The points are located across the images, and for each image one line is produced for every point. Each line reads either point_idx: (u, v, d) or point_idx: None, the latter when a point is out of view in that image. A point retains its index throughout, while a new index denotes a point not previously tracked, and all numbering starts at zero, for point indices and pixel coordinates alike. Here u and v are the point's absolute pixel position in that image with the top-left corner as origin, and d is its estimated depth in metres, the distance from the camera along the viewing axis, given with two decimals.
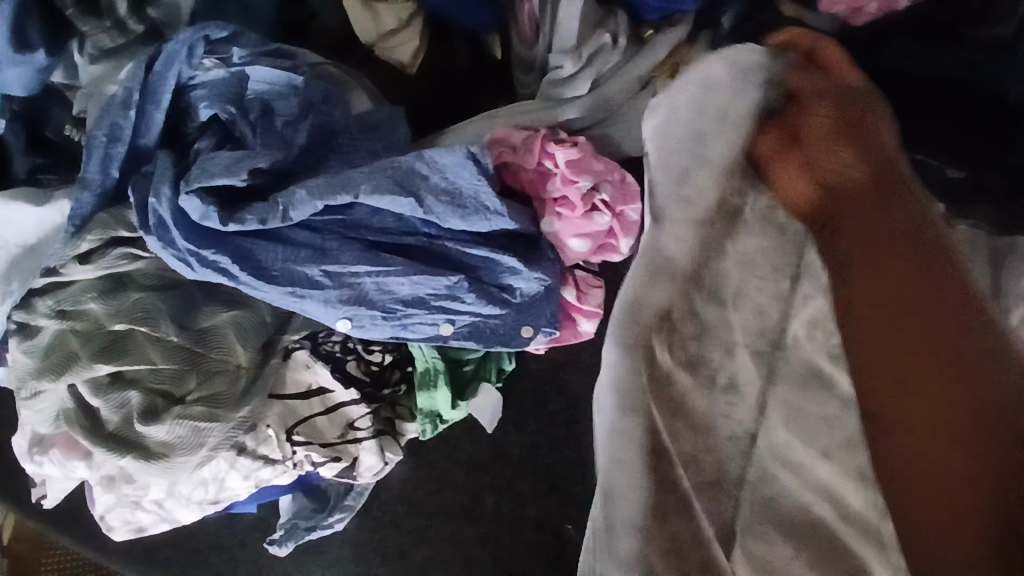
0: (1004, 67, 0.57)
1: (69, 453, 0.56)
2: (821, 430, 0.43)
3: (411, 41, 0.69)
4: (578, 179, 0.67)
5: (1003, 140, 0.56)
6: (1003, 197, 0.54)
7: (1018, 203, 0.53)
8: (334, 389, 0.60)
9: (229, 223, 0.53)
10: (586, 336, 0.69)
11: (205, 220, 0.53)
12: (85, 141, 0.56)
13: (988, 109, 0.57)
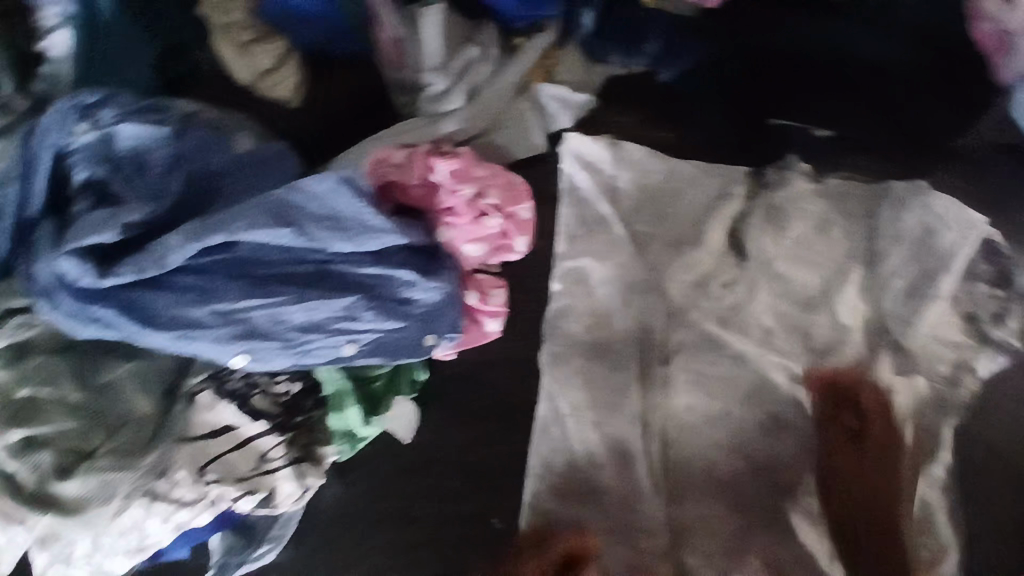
0: (844, 40, 0.79)
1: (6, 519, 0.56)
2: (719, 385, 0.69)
3: (287, 76, 0.75)
4: (461, 187, 0.71)
5: (866, 102, 0.77)
6: (864, 147, 0.76)
7: (876, 148, 0.76)
8: (241, 424, 0.63)
9: (106, 276, 0.55)
10: (494, 335, 0.72)
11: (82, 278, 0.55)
12: None
13: (847, 70, 0.78)
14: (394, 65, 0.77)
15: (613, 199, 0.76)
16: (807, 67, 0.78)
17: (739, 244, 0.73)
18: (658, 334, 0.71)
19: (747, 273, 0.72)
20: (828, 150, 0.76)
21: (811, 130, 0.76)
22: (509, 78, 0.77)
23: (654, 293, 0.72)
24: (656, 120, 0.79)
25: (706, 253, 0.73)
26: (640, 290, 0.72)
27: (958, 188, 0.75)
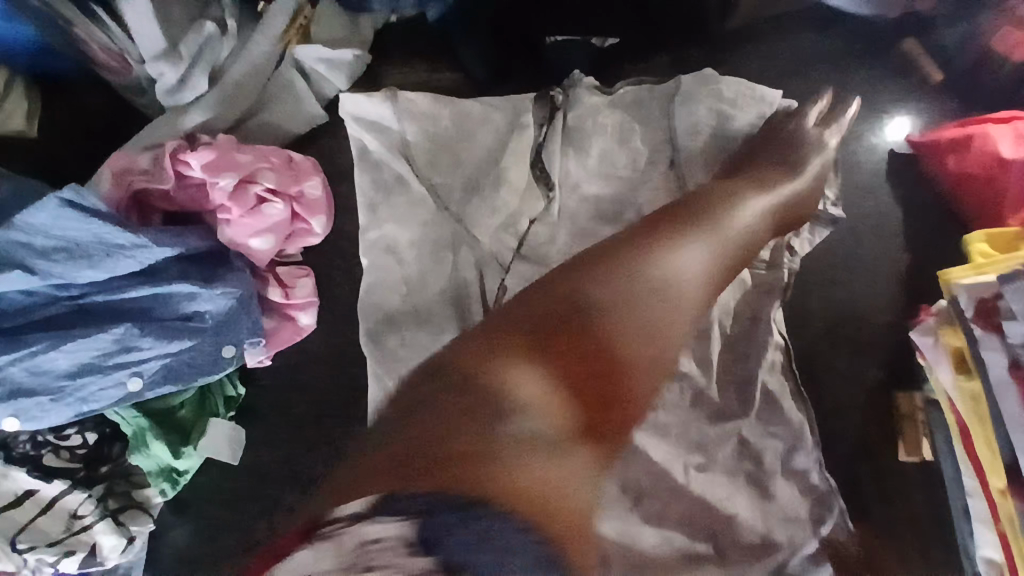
0: None
1: None
2: None
3: (21, 107, 0.69)
4: (220, 178, 0.64)
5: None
6: (646, 45, 0.72)
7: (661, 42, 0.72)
8: (40, 487, 0.58)
9: None
10: (308, 328, 0.68)
11: None
12: None
13: None
14: (121, 71, 0.68)
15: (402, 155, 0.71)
16: None
17: (541, 175, 0.70)
18: (476, 288, 0.68)
19: (555, 202, 0.69)
20: (609, 59, 0.73)
21: (590, 40, 0.71)
22: (258, 52, 0.70)
23: (465, 246, 0.69)
24: (431, 64, 0.75)
25: (509, 192, 0.69)
26: (450, 246, 0.69)
27: (747, 68, 0.72)
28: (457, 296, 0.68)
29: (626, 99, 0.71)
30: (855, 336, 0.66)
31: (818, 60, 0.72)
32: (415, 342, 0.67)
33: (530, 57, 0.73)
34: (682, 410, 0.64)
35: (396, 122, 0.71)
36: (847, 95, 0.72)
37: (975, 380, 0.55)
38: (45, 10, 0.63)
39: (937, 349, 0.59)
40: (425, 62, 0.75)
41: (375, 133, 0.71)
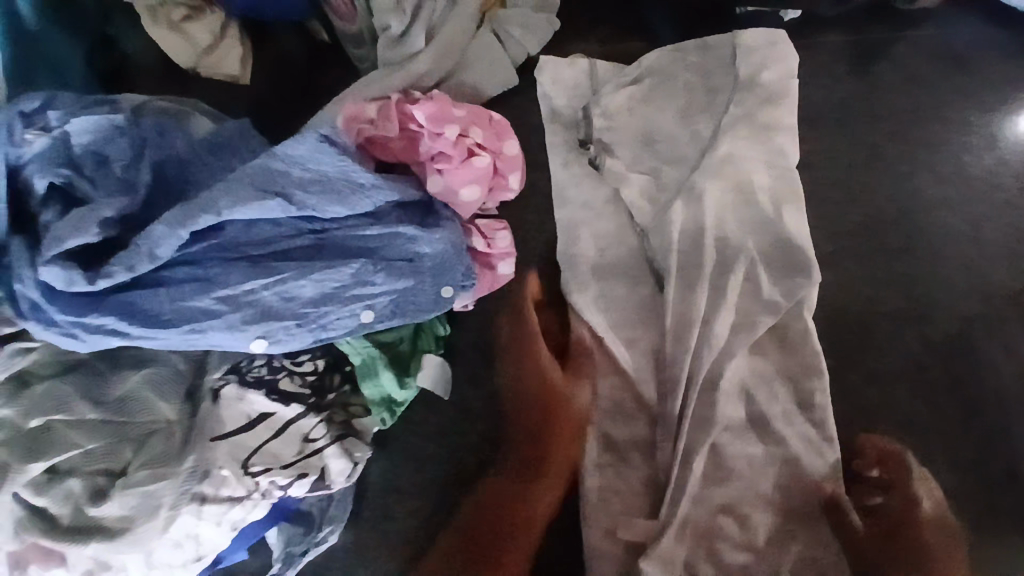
0: None
1: (46, 566, 0.51)
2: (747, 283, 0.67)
3: (234, 50, 0.70)
4: (444, 129, 0.67)
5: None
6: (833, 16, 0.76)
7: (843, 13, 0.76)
8: (277, 410, 0.58)
9: (96, 280, 0.49)
10: (507, 278, 0.70)
11: (72, 283, 0.49)
12: None
13: None
14: (345, 19, 0.70)
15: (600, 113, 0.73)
16: None
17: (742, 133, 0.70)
18: (679, 248, 0.68)
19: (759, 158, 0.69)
20: (800, 30, 0.76)
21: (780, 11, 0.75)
22: (467, 13, 0.73)
23: (666, 199, 0.70)
24: (619, 35, 0.78)
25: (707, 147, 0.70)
26: (646, 203, 0.70)
27: (926, 46, 0.76)
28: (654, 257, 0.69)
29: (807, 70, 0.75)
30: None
31: (992, 43, 0.76)
32: (617, 291, 0.69)
33: (713, 23, 0.76)
34: (879, 369, 0.66)
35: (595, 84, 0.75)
36: (1016, 76, 0.75)
37: None
38: None
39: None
40: (612, 33, 0.78)
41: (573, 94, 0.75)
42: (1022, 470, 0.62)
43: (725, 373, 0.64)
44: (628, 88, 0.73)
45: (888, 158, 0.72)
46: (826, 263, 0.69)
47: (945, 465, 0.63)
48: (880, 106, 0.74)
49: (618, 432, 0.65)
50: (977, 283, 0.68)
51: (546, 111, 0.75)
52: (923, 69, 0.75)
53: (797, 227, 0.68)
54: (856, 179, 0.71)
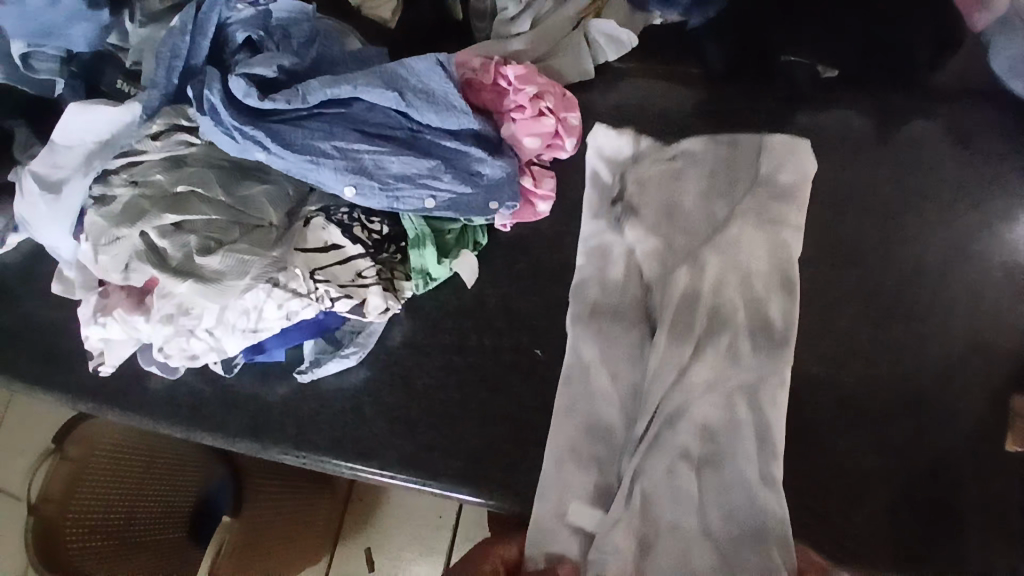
0: None
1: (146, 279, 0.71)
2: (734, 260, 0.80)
3: (389, 2, 0.94)
4: (525, 87, 0.86)
5: (856, 29, 0.89)
6: (857, 82, 0.93)
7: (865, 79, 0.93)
8: (345, 245, 0.75)
9: (265, 99, 0.71)
10: (543, 215, 0.87)
11: (248, 96, 0.70)
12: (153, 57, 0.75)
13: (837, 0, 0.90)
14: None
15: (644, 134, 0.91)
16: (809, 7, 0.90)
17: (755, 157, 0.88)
18: (688, 224, 0.83)
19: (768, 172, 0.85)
20: (827, 86, 0.93)
21: (814, 66, 0.92)
22: (566, 15, 0.94)
23: (687, 183, 0.86)
24: (683, 60, 0.96)
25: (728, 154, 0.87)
26: (670, 187, 0.86)
27: (932, 123, 0.90)
28: (662, 227, 0.84)
29: (830, 118, 0.91)
30: (988, 347, 0.79)
31: (994, 132, 0.89)
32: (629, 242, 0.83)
33: (763, 67, 0.94)
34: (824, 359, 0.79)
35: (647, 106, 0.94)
36: (1009, 162, 0.88)
37: None
38: None
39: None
40: (679, 56, 0.97)
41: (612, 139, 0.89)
42: (935, 466, 0.74)
43: (698, 325, 0.77)
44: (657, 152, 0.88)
45: (880, 202, 0.86)
46: (806, 266, 0.83)
47: (871, 449, 0.75)
48: (879, 158, 0.89)
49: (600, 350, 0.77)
50: (926, 311, 0.81)
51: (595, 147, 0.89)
52: (930, 139, 0.89)
53: (788, 229, 0.82)
54: (849, 211, 0.86)
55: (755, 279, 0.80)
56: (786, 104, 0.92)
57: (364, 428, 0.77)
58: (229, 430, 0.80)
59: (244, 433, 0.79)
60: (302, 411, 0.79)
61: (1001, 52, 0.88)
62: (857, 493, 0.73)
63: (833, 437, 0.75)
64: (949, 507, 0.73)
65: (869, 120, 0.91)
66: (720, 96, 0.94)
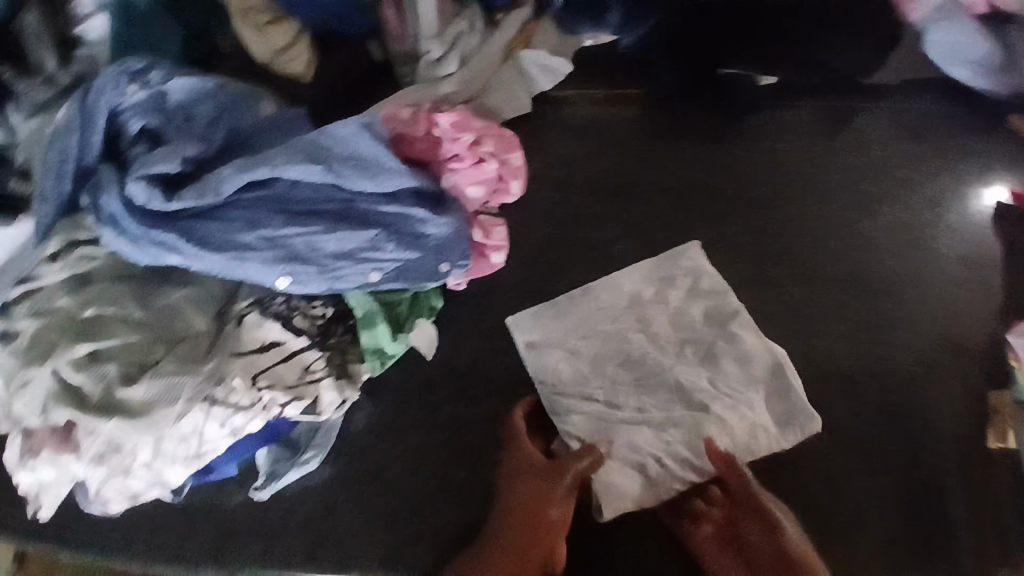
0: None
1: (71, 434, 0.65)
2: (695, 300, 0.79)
3: (302, 54, 0.85)
4: (461, 135, 0.81)
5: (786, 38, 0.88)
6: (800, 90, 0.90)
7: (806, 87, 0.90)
8: (287, 340, 0.68)
9: (171, 201, 0.64)
10: (497, 266, 0.82)
11: (150, 200, 0.63)
12: (40, 163, 0.66)
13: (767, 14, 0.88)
14: (398, 39, 0.87)
15: (585, 178, 0.88)
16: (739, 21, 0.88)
17: (705, 183, 0.87)
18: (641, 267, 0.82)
19: (717, 206, 0.85)
20: (771, 95, 0.90)
21: (754, 77, 0.90)
22: (494, 48, 0.88)
23: (642, 221, 0.85)
24: (622, 81, 0.92)
25: (677, 185, 0.87)
26: (627, 226, 0.85)
27: (875, 123, 0.89)
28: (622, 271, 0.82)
29: (777, 125, 0.89)
30: (959, 345, 0.79)
31: (933, 125, 0.89)
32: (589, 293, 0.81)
33: (701, 80, 0.91)
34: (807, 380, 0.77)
35: (589, 144, 0.90)
36: (953, 153, 0.88)
37: None
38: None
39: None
40: (618, 79, 0.92)
41: (553, 197, 0.87)
42: (927, 474, 0.73)
43: (678, 378, 0.74)
44: (598, 202, 0.86)
45: (837, 207, 0.85)
46: (774, 286, 0.81)
47: (862, 472, 0.73)
48: (829, 165, 0.87)
49: (584, 437, 0.72)
50: (899, 318, 0.80)
51: (535, 207, 0.87)
52: (876, 137, 0.89)
53: (739, 257, 0.83)
54: (809, 222, 0.84)
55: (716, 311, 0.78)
56: (732, 119, 0.89)
57: (337, 532, 0.71)
58: (188, 557, 0.72)
59: (205, 557, 0.71)
60: (266, 523, 0.72)
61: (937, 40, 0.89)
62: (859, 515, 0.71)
63: (826, 462, 0.73)
64: (944, 521, 0.71)
65: (816, 123, 0.89)
66: (666, 117, 0.90)
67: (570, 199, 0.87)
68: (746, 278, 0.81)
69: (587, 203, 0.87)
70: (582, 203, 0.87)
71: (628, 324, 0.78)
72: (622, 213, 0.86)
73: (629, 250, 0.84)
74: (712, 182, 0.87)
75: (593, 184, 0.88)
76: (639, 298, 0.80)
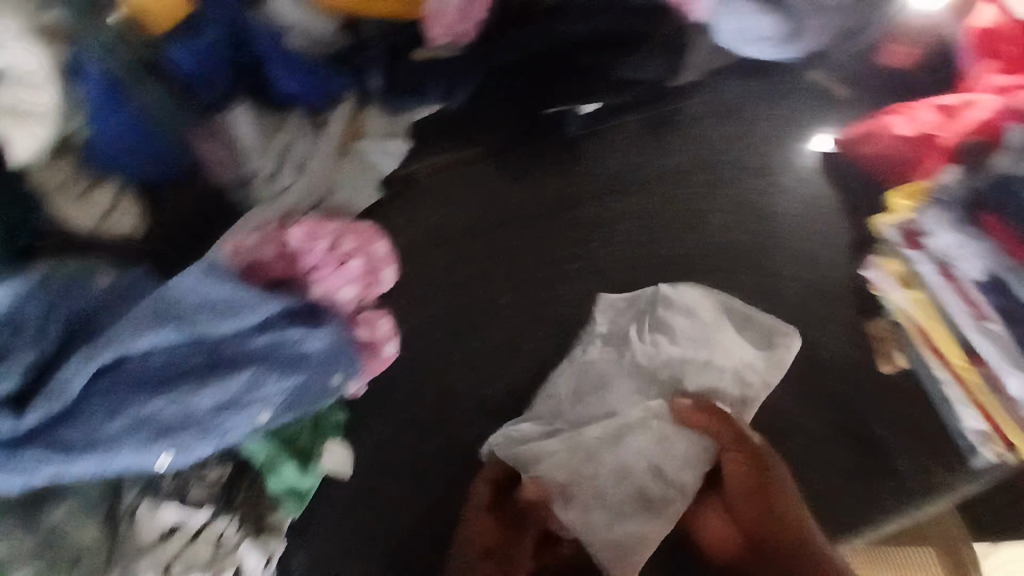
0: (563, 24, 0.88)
1: None
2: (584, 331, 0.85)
3: (129, 210, 0.81)
4: (315, 244, 0.80)
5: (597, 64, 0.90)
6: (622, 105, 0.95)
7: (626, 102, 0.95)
8: (190, 517, 0.67)
9: (17, 421, 0.59)
10: (392, 357, 0.80)
11: None
12: None
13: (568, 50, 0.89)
14: (224, 168, 0.85)
15: (457, 242, 0.88)
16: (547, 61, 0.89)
17: (567, 215, 0.90)
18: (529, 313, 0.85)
19: (585, 234, 0.89)
20: (600, 117, 0.95)
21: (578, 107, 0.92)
22: (327, 147, 0.88)
23: (521, 269, 0.86)
24: (460, 142, 0.93)
25: (542, 225, 0.89)
26: (506, 280, 0.86)
27: (698, 115, 0.96)
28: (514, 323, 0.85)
29: (616, 142, 0.94)
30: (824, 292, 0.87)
31: (747, 102, 0.96)
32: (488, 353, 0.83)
33: (529, 124, 0.92)
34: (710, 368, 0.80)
35: (449, 209, 0.90)
36: (772, 122, 0.96)
37: (915, 292, 0.79)
38: (172, 133, 0.82)
39: (885, 274, 0.82)
40: (457, 139, 0.93)
41: (430, 270, 0.87)
42: (852, 421, 0.82)
43: (608, 409, 0.80)
44: (473, 264, 0.87)
45: (688, 202, 0.91)
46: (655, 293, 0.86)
47: (775, 432, 0.81)
48: (670, 166, 0.93)
49: (514, 490, 0.77)
50: (770, 287, 0.87)
51: (415, 287, 0.85)
52: (703, 128, 0.95)
53: (616, 276, 0.87)
54: (668, 224, 0.90)
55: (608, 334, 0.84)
56: (573, 149, 0.94)
57: None
58: None
59: None
60: None
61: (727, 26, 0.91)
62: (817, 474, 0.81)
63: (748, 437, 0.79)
64: (887, 464, 0.81)
65: (646, 132, 0.95)
66: (512, 164, 0.93)
67: (448, 268, 0.87)
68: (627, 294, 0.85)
69: (464, 267, 0.87)
70: (460, 269, 0.86)
71: (533, 371, 0.83)
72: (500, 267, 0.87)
73: (515, 301, 0.85)
74: (572, 213, 0.90)
75: (460, 252, 0.87)
76: (533, 343, 0.84)
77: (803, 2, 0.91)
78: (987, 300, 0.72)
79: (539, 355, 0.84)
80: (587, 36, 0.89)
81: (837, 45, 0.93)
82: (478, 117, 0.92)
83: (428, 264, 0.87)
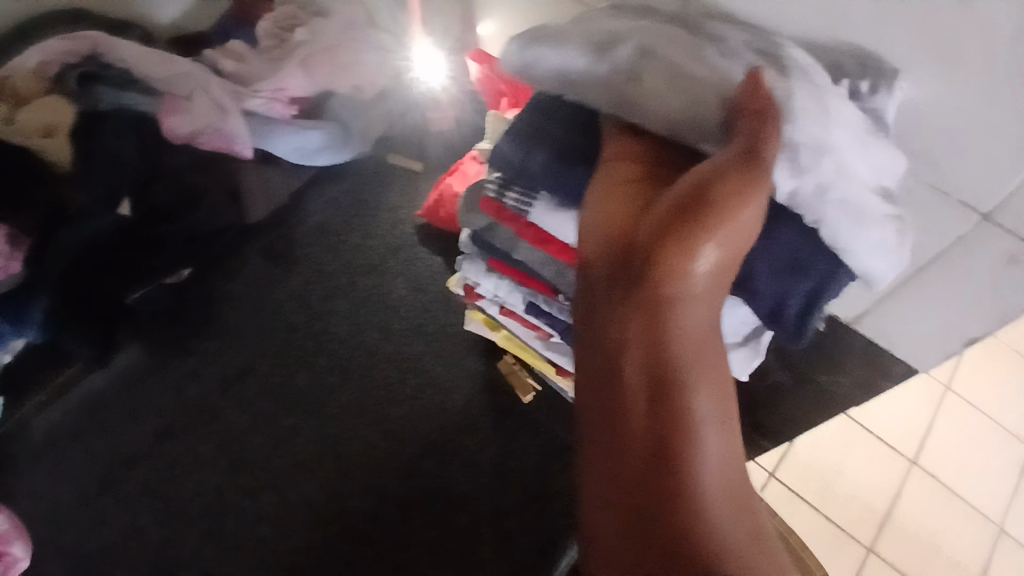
0: (99, 211, 0.78)
1: None
2: (255, 500, 0.78)
3: None
4: None
5: (157, 238, 0.85)
6: (209, 255, 0.92)
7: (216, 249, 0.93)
8: None
9: None
10: None
11: None
12: None
13: (119, 237, 0.82)
14: None
15: (88, 474, 0.80)
16: (105, 256, 0.81)
17: (202, 386, 0.85)
18: (193, 509, 0.78)
19: (226, 396, 0.84)
20: (195, 278, 0.93)
21: (164, 280, 0.88)
22: None
23: (168, 469, 0.80)
24: (50, 369, 0.81)
25: (179, 408, 0.84)
26: (156, 483, 0.79)
27: (305, 228, 0.97)
28: (177, 527, 0.77)
29: (233, 284, 0.93)
30: (472, 343, 0.87)
31: (343, 194, 0.99)
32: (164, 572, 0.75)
33: (118, 315, 0.85)
34: (382, 475, 0.79)
35: (71, 443, 0.82)
36: (377, 202, 0.99)
37: (502, 333, 0.80)
38: None
39: (475, 324, 0.83)
40: (45, 369, 0.81)
41: (69, 519, 0.78)
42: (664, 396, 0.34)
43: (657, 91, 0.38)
44: (115, 486, 0.79)
45: (321, 316, 0.90)
46: (313, 423, 0.82)
47: (471, 510, 0.77)
48: (293, 287, 0.92)
49: None
50: (416, 372, 0.85)
51: (54, 543, 0.77)
52: (314, 239, 0.96)
53: (272, 425, 0.82)
54: (305, 347, 0.87)
55: (279, 492, 0.78)
56: (191, 311, 0.91)
57: None
58: None
59: None
60: None
61: (285, 145, 0.93)
62: (504, 532, 0.77)
63: (439, 526, 0.77)
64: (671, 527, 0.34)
65: (266, 262, 0.94)
66: (130, 357, 0.87)
67: (88, 505, 0.79)
68: (284, 441, 0.81)
69: (105, 498, 0.79)
70: (101, 500, 0.79)
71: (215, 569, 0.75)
72: (145, 478, 0.80)
73: (173, 505, 0.78)
74: (206, 383, 0.85)
75: (99, 475, 0.80)
76: (207, 539, 0.77)
77: (343, 106, 0.96)
78: (537, 321, 0.72)
79: (219, 549, 0.76)
80: (135, 216, 0.84)
81: (390, 127, 1.03)
82: (52, 339, 0.79)
83: (66, 508, 0.78)
